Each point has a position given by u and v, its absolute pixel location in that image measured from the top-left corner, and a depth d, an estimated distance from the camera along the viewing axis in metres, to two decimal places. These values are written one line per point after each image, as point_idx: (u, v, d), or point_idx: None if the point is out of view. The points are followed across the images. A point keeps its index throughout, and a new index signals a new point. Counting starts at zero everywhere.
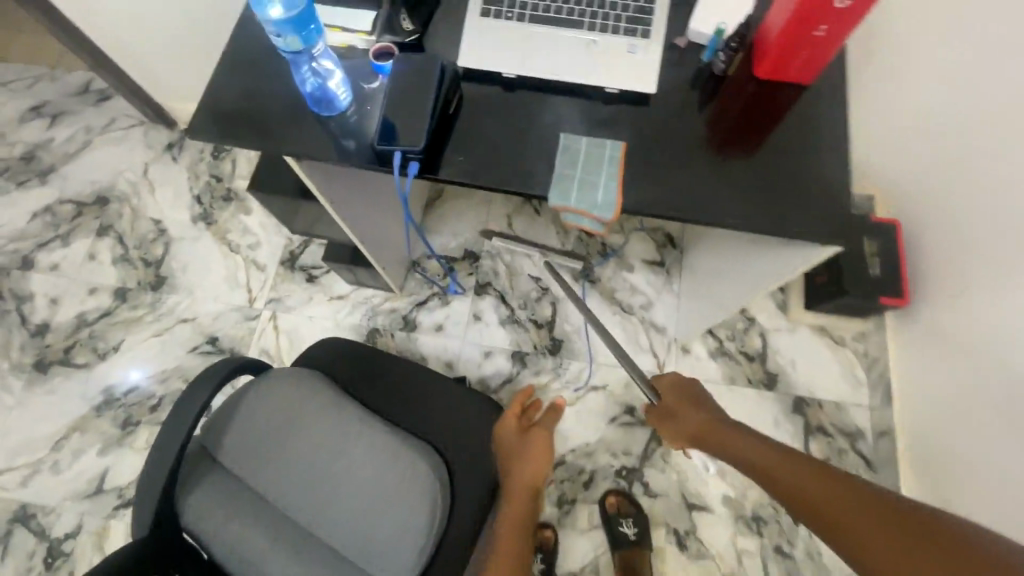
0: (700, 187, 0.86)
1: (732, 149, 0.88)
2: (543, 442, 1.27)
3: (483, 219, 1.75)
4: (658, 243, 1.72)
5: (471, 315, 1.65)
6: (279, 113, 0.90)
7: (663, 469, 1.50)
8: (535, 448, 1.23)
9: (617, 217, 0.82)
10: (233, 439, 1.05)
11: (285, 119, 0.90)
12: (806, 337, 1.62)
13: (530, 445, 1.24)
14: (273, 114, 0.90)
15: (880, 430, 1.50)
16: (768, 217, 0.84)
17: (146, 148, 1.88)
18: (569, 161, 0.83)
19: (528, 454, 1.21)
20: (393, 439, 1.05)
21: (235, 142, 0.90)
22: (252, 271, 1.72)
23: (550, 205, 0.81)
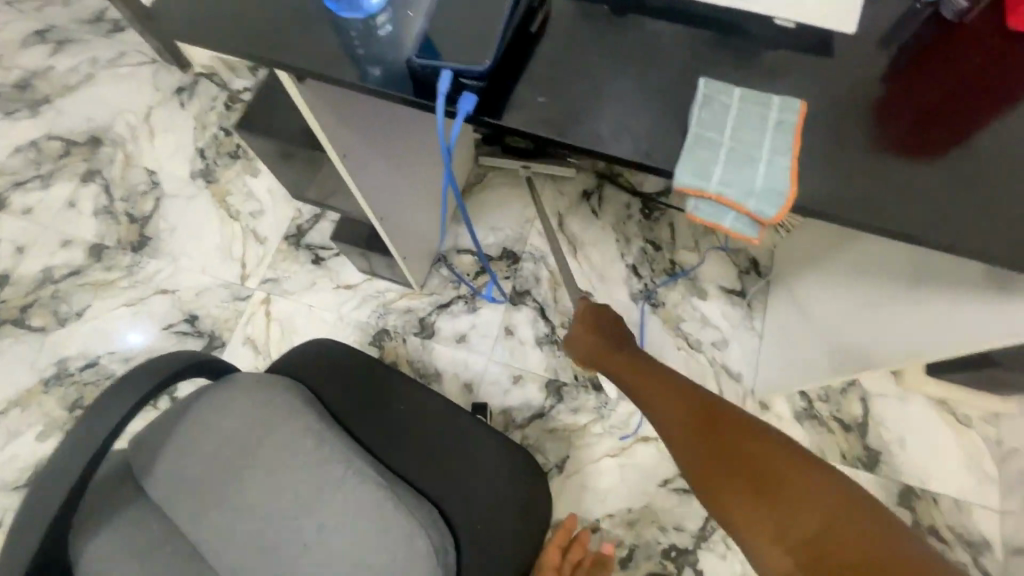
0: (912, 188, 0.55)
1: (964, 136, 0.57)
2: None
3: (529, 215, 1.45)
4: (740, 268, 1.40)
5: (502, 329, 1.35)
6: (279, 9, 0.63)
7: (723, 556, 1.17)
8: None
9: (782, 218, 0.51)
10: (163, 463, 0.75)
11: (288, 19, 0.63)
12: (922, 410, 1.27)
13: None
14: (272, 10, 0.63)
15: (1014, 546, 1.15)
16: (1021, 248, 0.54)
17: (152, 88, 1.63)
18: (715, 123, 0.53)
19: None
20: (383, 499, 0.73)
21: (212, 46, 0.63)
22: (250, 243, 1.45)
23: (677, 185, 0.52)
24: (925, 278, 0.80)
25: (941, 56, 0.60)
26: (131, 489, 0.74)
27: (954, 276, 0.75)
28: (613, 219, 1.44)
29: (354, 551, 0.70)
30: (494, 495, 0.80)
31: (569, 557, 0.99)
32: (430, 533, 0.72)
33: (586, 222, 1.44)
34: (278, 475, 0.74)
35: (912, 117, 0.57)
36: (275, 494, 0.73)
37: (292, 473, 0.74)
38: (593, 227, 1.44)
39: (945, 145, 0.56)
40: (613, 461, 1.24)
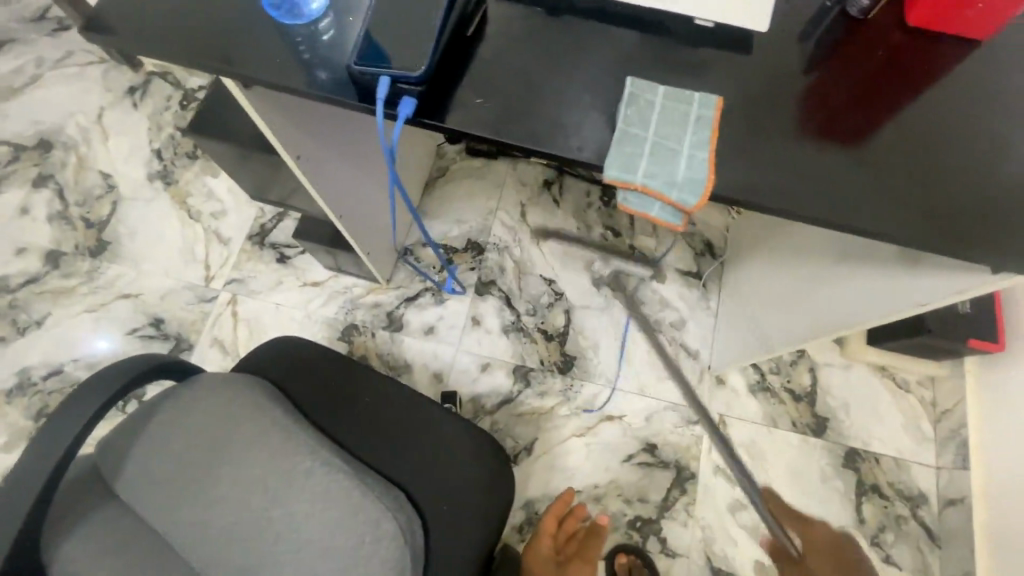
0: (825, 174, 0.60)
1: (874, 125, 0.62)
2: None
3: (492, 206, 1.48)
4: (696, 251, 1.46)
5: (469, 319, 1.39)
6: (223, 16, 0.65)
7: (685, 524, 1.24)
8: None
9: (702, 205, 0.56)
10: (132, 465, 0.77)
11: (231, 27, 0.64)
12: (865, 378, 1.36)
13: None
14: (215, 17, 0.65)
15: (948, 498, 1.25)
16: (918, 225, 0.59)
17: (103, 89, 1.59)
18: (640, 120, 0.58)
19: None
20: (350, 486, 0.76)
21: (157, 54, 0.64)
22: (213, 244, 1.45)
23: (606, 179, 0.57)
24: (851, 257, 0.87)
25: (850, 49, 0.65)
26: (100, 491, 0.75)
27: (874, 254, 0.81)
28: (574, 208, 1.49)
29: (324, 537, 0.74)
30: (460, 478, 0.84)
31: (563, 527, 1.15)
32: (397, 515, 0.76)
33: (548, 211, 1.49)
34: (248, 469, 0.77)
35: (826, 109, 0.62)
36: (245, 487, 0.76)
37: (261, 467, 0.77)
38: (555, 216, 1.48)
39: (856, 135, 0.61)
40: (579, 441, 1.30)
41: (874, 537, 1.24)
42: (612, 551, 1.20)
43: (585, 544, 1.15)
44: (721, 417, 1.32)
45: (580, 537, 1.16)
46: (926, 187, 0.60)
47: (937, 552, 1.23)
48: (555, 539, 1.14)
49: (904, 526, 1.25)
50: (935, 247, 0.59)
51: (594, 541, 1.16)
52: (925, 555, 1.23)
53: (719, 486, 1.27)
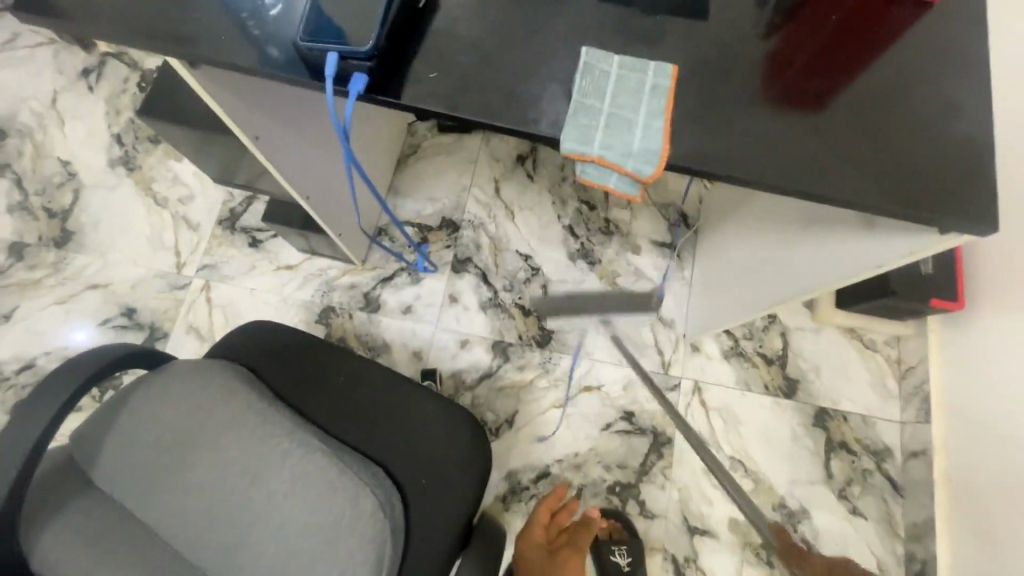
0: (783, 141, 0.60)
1: (831, 92, 0.62)
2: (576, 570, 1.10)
3: (466, 182, 1.47)
4: (670, 221, 1.47)
5: (446, 297, 1.39)
6: None
7: (663, 487, 1.29)
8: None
9: (658, 175, 0.57)
10: (107, 453, 0.77)
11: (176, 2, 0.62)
12: (833, 339, 1.40)
13: (559, 570, 1.09)
14: None
15: (911, 450, 1.31)
16: (869, 186, 0.60)
17: (54, 72, 1.53)
18: (595, 90, 0.58)
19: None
20: (328, 465, 0.78)
21: (98, 33, 0.62)
22: (182, 230, 1.42)
23: (563, 151, 0.57)
24: (815, 223, 0.88)
25: (806, 14, 0.65)
26: (76, 481, 0.76)
27: (835, 218, 0.83)
28: (548, 182, 1.48)
29: (304, 513, 0.75)
30: (437, 453, 0.85)
31: (555, 519, 1.19)
32: (375, 490, 0.78)
33: (522, 186, 1.48)
34: (225, 453, 0.77)
35: (784, 76, 0.62)
36: (223, 470, 0.77)
37: (238, 450, 0.78)
38: (530, 191, 1.48)
39: (813, 102, 0.62)
40: (559, 412, 1.32)
41: (841, 491, 1.30)
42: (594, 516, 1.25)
43: (576, 534, 1.16)
44: (696, 383, 1.36)
45: (571, 528, 1.18)
46: (881, 152, 0.61)
47: (901, 501, 1.30)
48: (547, 531, 1.17)
49: (870, 478, 1.31)
50: (890, 209, 0.60)
51: (584, 532, 1.16)
52: (890, 504, 1.30)
53: (695, 449, 1.31)
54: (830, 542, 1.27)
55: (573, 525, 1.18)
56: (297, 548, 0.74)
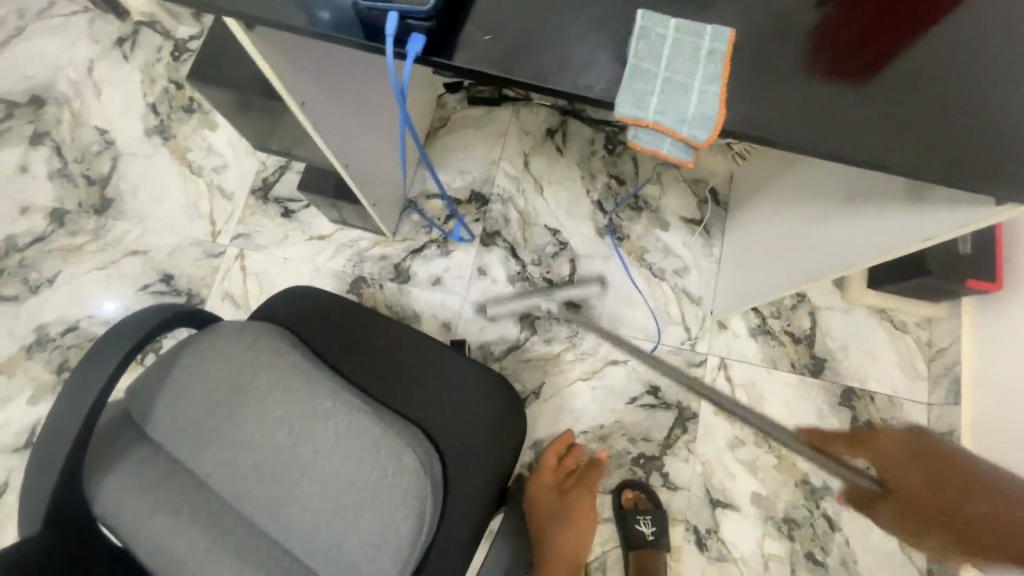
0: (839, 108, 0.59)
1: (888, 59, 0.61)
2: (586, 506, 1.18)
3: (495, 155, 1.47)
4: (700, 198, 1.46)
5: (475, 270, 1.40)
6: None
7: (687, 460, 1.30)
8: (577, 513, 1.16)
9: (711, 142, 0.57)
10: (161, 409, 0.80)
11: None
12: (864, 320, 1.39)
13: (570, 508, 1.17)
14: None
15: (938, 431, 1.31)
16: (928, 154, 0.59)
17: (90, 41, 1.54)
18: (652, 55, 0.58)
19: (566, 520, 1.15)
20: (371, 426, 0.80)
21: None
22: (216, 199, 1.45)
23: (617, 116, 0.57)
24: (859, 196, 0.87)
25: None
26: (134, 433, 0.79)
27: (882, 191, 0.82)
28: (577, 156, 1.48)
29: (349, 469, 0.78)
30: (473, 417, 0.88)
31: (562, 464, 1.22)
32: (416, 449, 0.81)
33: (552, 160, 1.47)
34: (273, 410, 0.80)
35: (841, 43, 0.61)
36: (272, 427, 0.80)
37: (285, 409, 0.80)
38: (559, 165, 1.47)
39: (869, 70, 0.61)
40: (585, 384, 1.34)
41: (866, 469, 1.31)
42: (618, 487, 1.27)
43: (585, 475, 1.22)
44: (722, 360, 1.36)
45: (580, 471, 1.23)
46: (940, 120, 0.60)
47: None
48: (555, 473, 1.21)
49: None
50: (947, 179, 0.60)
51: (592, 471, 1.23)
52: None
53: (719, 425, 1.32)
54: (851, 519, 1.28)
55: (582, 468, 1.24)
56: (344, 502, 0.78)
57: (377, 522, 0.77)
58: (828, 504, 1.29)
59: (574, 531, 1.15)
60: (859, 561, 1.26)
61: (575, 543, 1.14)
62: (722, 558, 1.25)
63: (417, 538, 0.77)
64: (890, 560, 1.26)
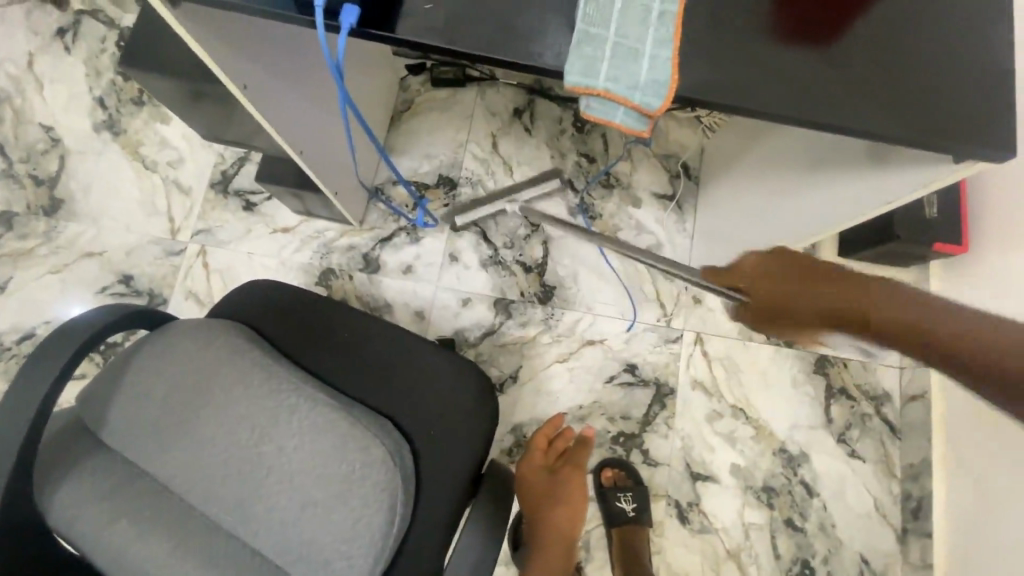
0: (798, 73, 0.58)
1: (849, 20, 0.59)
2: (577, 485, 1.19)
3: (462, 138, 1.44)
4: (671, 172, 1.44)
5: (446, 256, 1.38)
6: None
7: (666, 435, 1.31)
8: (569, 493, 1.17)
9: (664, 110, 0.55)
10: (115, 416, 0.77)
11: None
12: None
13: (562, 488, 1.18)
14: None
15: (910, 394, 1.33)
16: (885, 113, 0.58)
17: (28, 32, 1.46)
18: (600, 19, 0.55)
19: (558, 501, 1.16)
20: (336, 422, 0.78)
21: None
22: (173, 195, 1.39)
23: (567, 85, 0.55)
24: (825, 162, 0.86)
25: None
26: (87, 443, 0.76)
27: (847, 155, 0.81)
28: (546, 135, 1.45)
29: (316, 466, 0.76)
30: (442, 405, 0.86)
31: (553, 445, 1.23)
32: (385, 442, 0.79)
33: (520, 140, 1.45)
34: (234, 410, 0.78)
35: (799, 5, 0.59)
36: (234, 427, 0.77)
37: (247, 407, 0.78)
38: (527, 145, 1.45)
39: (831, 32, 0.59)
40: (562, 366, 1.33)
41: (841, 435, 1.33)
42: (598, 466, 1.27)
43: (574, 455, 1.22)
44: (698, 335, 1.36)
45: (569, 451, 1.23)
46: (898, 77, 0.59)
47: (899, 445, 1.32)
48: (546, 455, 1.22)
49: (868, 423, 1.33)
50: (904, 139, 0.58)
51: (582, 450, 1.23)
52: (887, 446, 1.33)
53: (697, 399, 1.33)
54: (828, 484, 1.30)
55: (572, 449, 1.23)
56: (312, 500, 0.76)
57: (348, 517, 0.75)
58: (805, 472, 1.30)
59: (566, 511, 1.16)
60: (837, 526, 1.28)
61: (568, 524, 1.15)
62: (705, 530, 1.27)
63: (389, 529, 0.76)
64: (867, 521, 1.29)
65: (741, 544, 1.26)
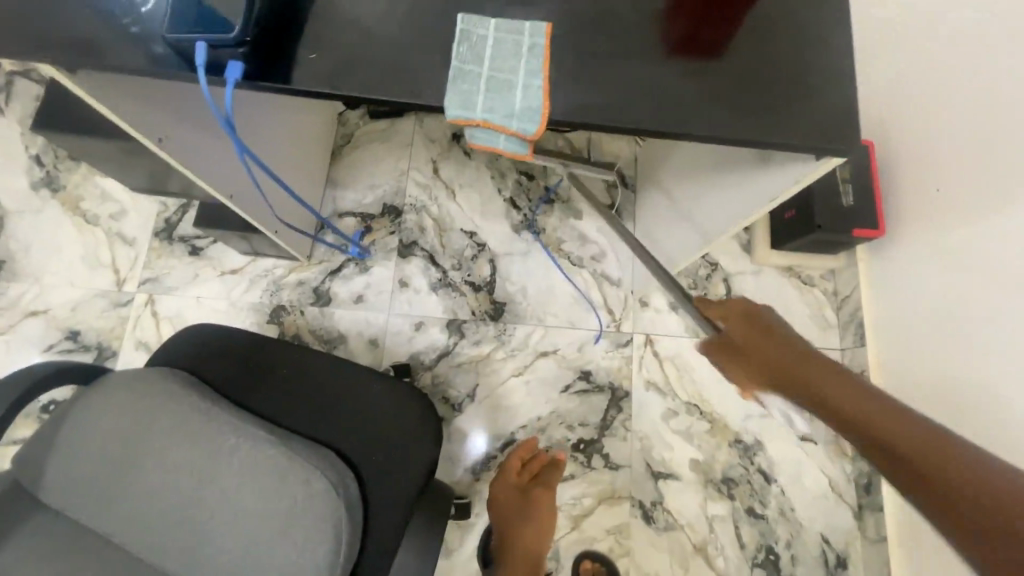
0: (662, 88, 0.62)
1: (715, 42, 0.65)
2: (548, 507, 1.19)
3: (403, 166, 1.48)
4: (608, 183, 1.50)
5: (396, 282, 1.40)
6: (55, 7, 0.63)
7: (625, 438, 1.34)
8: (540, 515, 1.18)
9: (541, 133, 0.60)
10: (52, 474, 0.77)
11: (72, 17, 0.63)
12: (772, 279, 1.46)
13: (533, 508, 1.18)
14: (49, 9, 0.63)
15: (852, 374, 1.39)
16: (746, 119, 0.63)
17: None
18: (474, 56, 0.60)
19: (529, 521, 1.17)
20: (276, 457, 0.79)
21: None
22: (117, 247, 1.39)
23: (448, 118, 0.59)
24: (727, 165, 0.92)
25: None
26: (24, 504, 0.76)
27: (740, 157, 0.86)
28: (485, 157, 1.50)
29: (258, 504, 0.77)
30: (385, 430, 0.88)
31: (527, 466, 1.24)
32: (327, 472, 0.80)
33: (461, 164, 1.49)
34: (174, 457, 0.78)
35: (667, 36, 0.64)
36: (174, 474, 0.77)
37: (187, 452, 0.78)
38: (468, 168, 1.49)
39: (701, 54, 0.64)
40: (519, 379, 1.36)
41: None
42: (578, 558, 1.26)
43: (547, 475, 1.23)
44: (647, 337, 1.41)
45: (543, 472, 1.24)
46: (755, 86, 0.64)
47: None
48: (520, 476, 1.23)
49: None
50: (764, 141, 0.62)
51: (554, 471, 1.24)
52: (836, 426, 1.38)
53: (651, 398, 1.37)
54: (784, 469, 1.34)
55: (545, 469, 1.24)
56: (255, 538, 0.76)
57: (291, 552, 0.75)
58: (761, 459, 1.34)
59: (536, 533, 1.17)
60: (796, 509, 1.32)
61: (538, 545, 1.16)
62: (670, 527, 1.29)
63: (334, 560, 0.76)
64: (824, 502, 1.33)
65: (707, 537, 1.29)
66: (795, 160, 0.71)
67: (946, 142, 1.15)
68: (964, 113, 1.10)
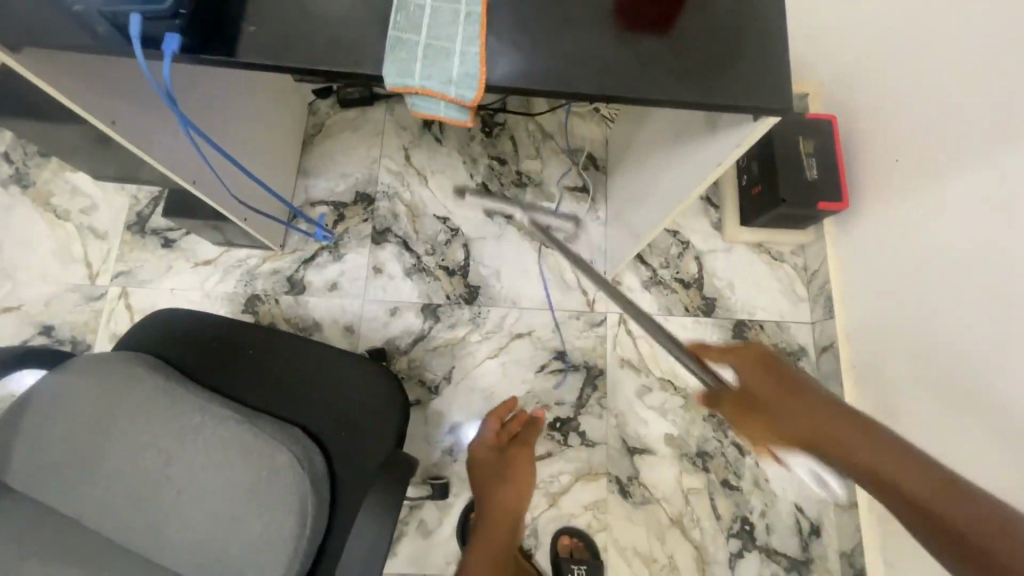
0: (599, 53, 0.64)
1: (664, 15, 0.66)
2: (526, 465, 1.21)
3: (374, 154, 1.48)
4: (579, 165, 1.51)
5: (370, 269, 1.41)
6: None
7: (601, 415, 1.36)
8: (517, 473, 1.19)
9: (478, 100, 0.63)
10: (16, 459, 0.77)
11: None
12: (743, 256, 1.48)
13: (510, 465, 1.20)
14: None
15: (822, 346, 1.41)
16: (682, 80, 0.64)
17: None
18: (411, 25, 0.62)
19: (506, 478, 1.18)
20: (240, 434, 0.80)
21: None
22: (89, 241, 1.39)
23: (387, 86, 0.61)
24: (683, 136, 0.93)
25: None
26: None
27: (695, 125, 0.87)
28: (457, 143, 1.51)
29: (223, 481, 0.78)
30: (350, 407, 0.89)
31: (506, 427, 1.27)
32: (291, 447, 0.81)
33: (432, 150, 1.50)
34: (138, 438, 0.79)
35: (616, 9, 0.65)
36: (139, 455, 0.78)
37: (151, 432, 0.79)
38: (439, 154, 1.50)
39: (650, 28, 0.65)
40: (494, 361, 1.37)
41: None
42: (556, 535, 1.27)
43: (524, 435, 1.25)
44: (621, 316, 1.42)
45: (520, 432, 1.26)
46: (691, 49, 0.65)
47: None
48: (498, 436, 1.25)
49: None
50: (700, 102, 0.64)
51: (532, 430, 1.26)
52: None
53: (626, 376, 1.38)
54: None
55: (523, 429, 1.26)
56: (222, 514, 0.77)
57: (257, 526, 0.76)
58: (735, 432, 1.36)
59: (514, 491, 1.17)
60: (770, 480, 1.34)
61: (517, 504, 1.16)
62: (646, 501, 1.31)
63: (300, 533, 0.77)
64: None
65: (683, 509, 1.31)
66: (736, 122, 0.72)
67: (903, 114, 1.18)
68: (920, 84, 1.13)
